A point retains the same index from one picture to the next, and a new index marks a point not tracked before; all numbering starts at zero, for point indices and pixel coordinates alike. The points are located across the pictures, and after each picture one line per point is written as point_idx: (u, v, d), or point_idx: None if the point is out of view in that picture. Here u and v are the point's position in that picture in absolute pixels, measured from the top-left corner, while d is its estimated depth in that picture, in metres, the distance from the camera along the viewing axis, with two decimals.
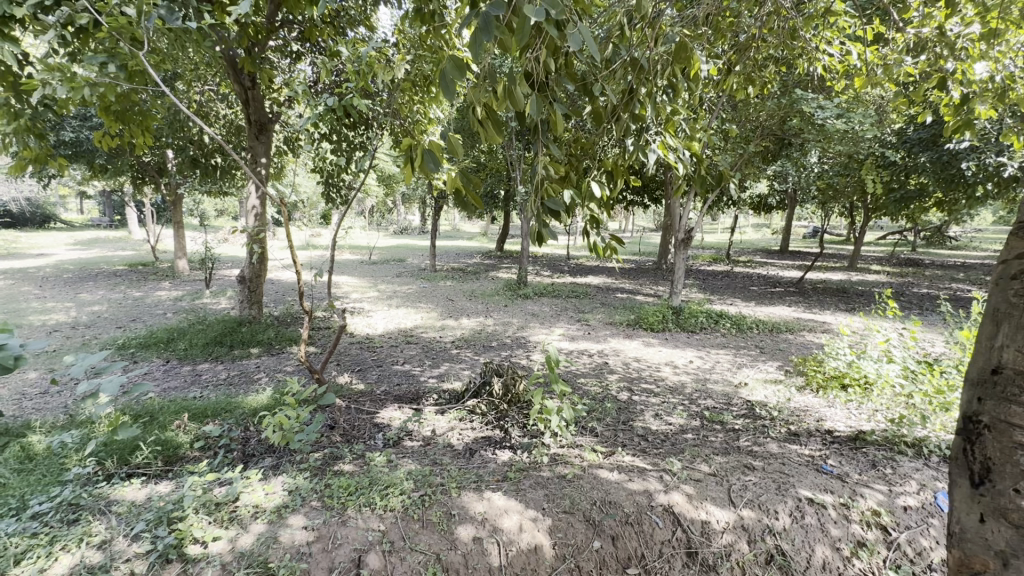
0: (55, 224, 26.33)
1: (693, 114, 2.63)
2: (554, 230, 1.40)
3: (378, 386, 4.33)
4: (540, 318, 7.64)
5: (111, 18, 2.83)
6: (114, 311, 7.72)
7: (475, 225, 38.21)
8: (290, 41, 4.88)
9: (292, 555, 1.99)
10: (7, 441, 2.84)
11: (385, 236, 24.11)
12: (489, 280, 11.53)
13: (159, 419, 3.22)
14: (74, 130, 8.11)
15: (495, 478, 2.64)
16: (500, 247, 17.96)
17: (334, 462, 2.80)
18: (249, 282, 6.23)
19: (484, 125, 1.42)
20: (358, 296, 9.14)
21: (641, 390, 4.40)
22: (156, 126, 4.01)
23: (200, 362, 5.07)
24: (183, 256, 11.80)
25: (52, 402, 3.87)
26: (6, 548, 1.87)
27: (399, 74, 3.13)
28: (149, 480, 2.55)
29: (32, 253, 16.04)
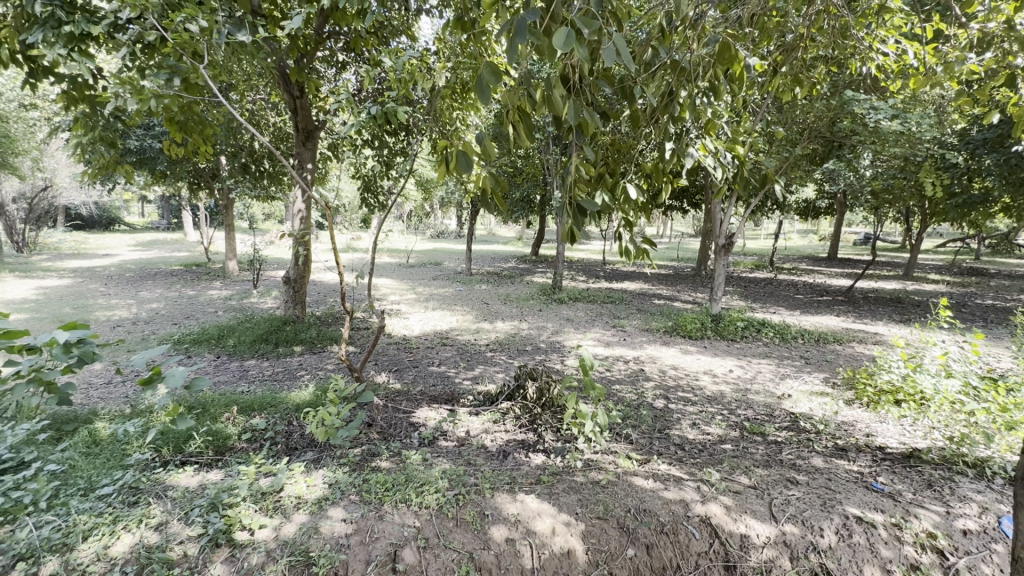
0: (120, 226, 28.27)
1: (737, 117, 2.58)
2: (583, 233, 1.42)
3: (414, 387, 4.42)
4: (575, 323, 7.61)
5: (175, 34, 3.03)
6: (170, 309, 8.20)
7: (512, 229, 38.41)
8: (336, 51, 5.09)
9: (331, 546, 2.06)
10: (77, 426, 3.08)
11: (422, 239, 24.58)
12: (524, 284, 11.55)
13: (210, 410, 3.41)
14: (139, 139, 8.69)
15: (529, 480, 2.65)
16: (535, 251, 17.97)
17: (371, 458, 2.88)
18: (293, 282, 6.49)
19: (517, 128, 1.47)
20: (396, 298, 9.34)
21: (677, 399, 4.31)
22: (212, 134, 4.27)
23: (247, 359, 5.32)
24: (233, 258, 12.40)
25: (116, 391, 4.16)
26: (75, 525, 2.03)
27: (439, 80, 3.20)
28: (201, 468, 2.70)
29: (99, 253, 17.22)
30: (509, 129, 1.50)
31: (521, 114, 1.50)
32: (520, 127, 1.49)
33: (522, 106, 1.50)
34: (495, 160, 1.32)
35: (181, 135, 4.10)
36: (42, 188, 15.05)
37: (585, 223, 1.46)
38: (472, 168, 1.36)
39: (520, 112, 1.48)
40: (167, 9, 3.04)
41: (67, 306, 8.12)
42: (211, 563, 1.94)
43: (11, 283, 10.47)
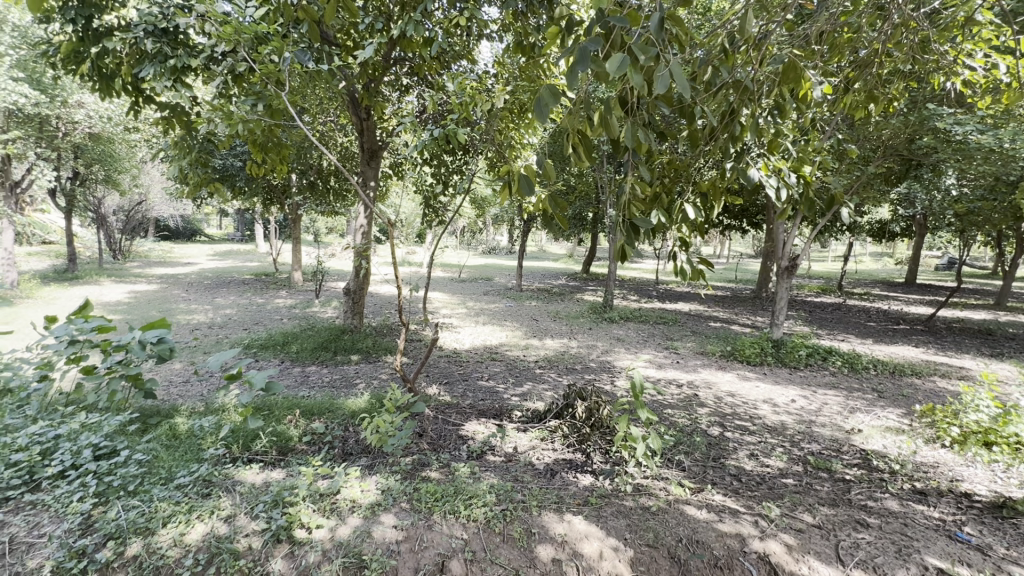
0: (201, 237, 30.85)
1: (804, 137, 2.49)
2: (638, 251, 1.41)
3: (464, 400, 4.49)
4: (626, 343, 7.47)
5: (262, 65, 3.33)
6: (241, 315, 8.81)
7: (563, 246, 38.39)
8: (401, 76, 5.36)
9: (383, 551, 2.12)
10: (160, 420, 3.36)
11: (475, 255, 25.02)
12: (574, 301, 11.47)
13: (275, 412, 3.62)
14: (223, 158, 9.50)
15: (576, 501, 2.62)
16: (586, 270, 17.82)
17: (421, 468, 2.96)
18: (353, 293, 6.80)
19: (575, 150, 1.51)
20: (448, 312, 9.54)
21: (734, 427, 4.12)
22: (287, 153, 4.63)
23: (308, 365, 5.61)
24: (298, 269, 13.16)
25: (192, 389, 4.52)
26: (156, 512, 2.22)
27: (498, 102, 3.31)
28: (266, 466, 2.86)
29: (183, 262, 18.82)
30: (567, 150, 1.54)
31: (580, 136, 1.54)
32: (578, 148, 1.53)
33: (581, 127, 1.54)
34: (555, 180, 1.35)
35: (261, 155, 4.47)
36: (138, 202, 16.66)
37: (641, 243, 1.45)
38: (531, 188, 1.41)
39: (579, 135, 1.52)
40: (256, 44, 3.34)
41: (153, 310, 8.90)
42: (272, 557, 2.06)
43: (108, 286, 11.62)
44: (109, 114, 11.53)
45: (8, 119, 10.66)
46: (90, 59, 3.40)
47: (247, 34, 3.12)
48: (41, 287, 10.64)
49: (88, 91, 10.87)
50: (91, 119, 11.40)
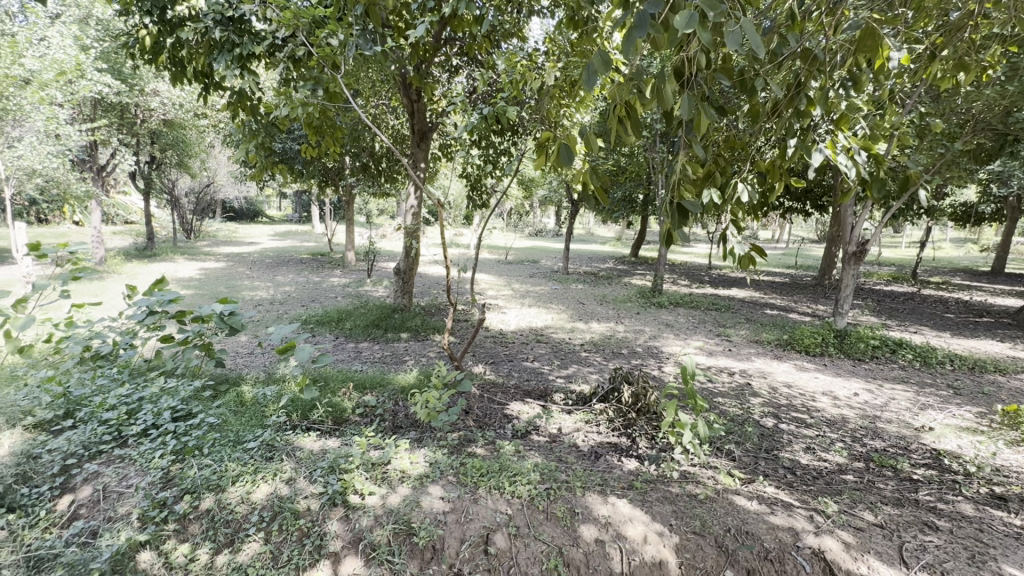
0: (263, 217, 32.60)
1: (879, 112, 2.28)
2: (685, 234, 1.38)
3: (509, 380, 4.55)
4: (675, 329, 7.28)
5: (320, 49, 3.43)
6: (299, 292, 9.27)
7: (611, 229, 37.61)
8: (450, 56, 5.34)
9: (431, 520, 2.20)
10: (229, 387, 3.62)
11: (522, 237, 24.97)
12: (622, 286, 11.24)
13: (331, 385, 3.82)
14: (282, 142, 9.92)
15: (621, 484, 2.60)
16: (635, 254, 17.39)
17: (468, 443, 3.03)
18: (403, 274, 6.99)
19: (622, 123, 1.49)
20: (494, 293, 9.62)
21: (789, 419, 3.95)
22: (340, 136, 4.77)
23: (361, 341, 5.85)
24: (351, 250, 13.64)
25: (256, 360, 4.83)
26: (227, 471, 2.41)
27: (550, 80, 3.24)
28: (322, 434, 3.03)
29: (247, 241, 19.93)
30: (614, 125, 1.52)
31: (628, 109, 1.51)
32: (626, 122, 1.50)
33: (629, 101, 1.51)
34: (597, 155, 1.34)
35: (317, 137, 4.62)
36: (206, 185, 17.69)
37: (688, 225, 1.42)
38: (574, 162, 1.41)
39: (626, 109, 1.49)
40: (313, 28, 3.43)
41: (221, 286, 9.49)
42: (329, 519, 2.19)
43: (182, 264, 12.49)
44: (181, 101, 12.23)
45: (94, 108, 11.54)
46: (167, 50, 3.62)
47: (305, 18, 3.21)
48: (124, 263, 11.58)
49: (162, 80, 11.55)
50: (164, 106, 12.13)
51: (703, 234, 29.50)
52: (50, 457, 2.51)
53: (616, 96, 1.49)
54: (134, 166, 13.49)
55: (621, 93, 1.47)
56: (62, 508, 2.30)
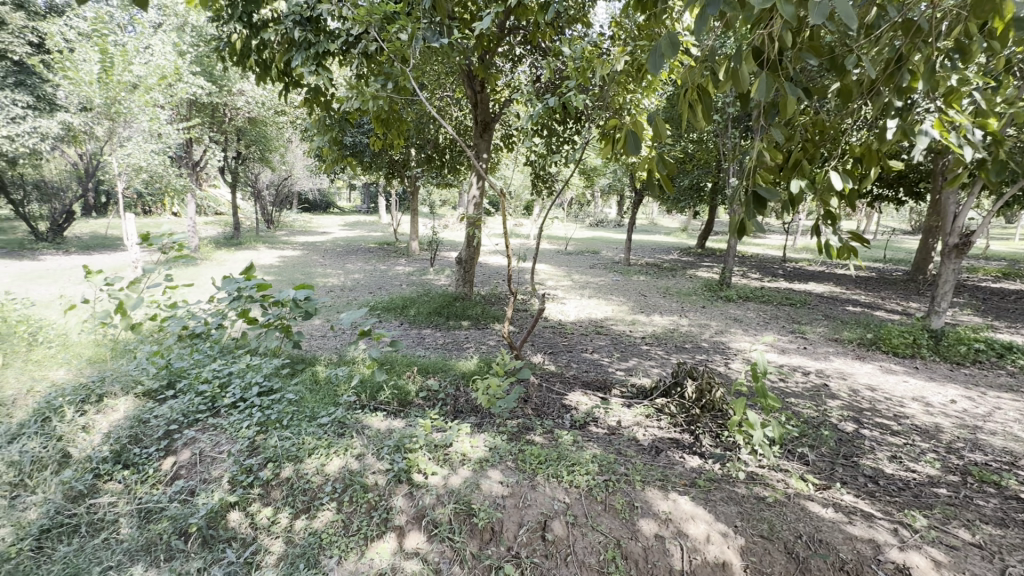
0: (336, 208, 34.43)
1: (996, 83, 2.02)
2: (760, 223, 1.32)
3: (568, 370, 4.55)
4: (744, 324, 6.92)
5: (391, 44, 3.56)
6: (367, 280, 9.74)
7: (676, 219, 36.19)
8: (514, 45, 5.31)
9: (490, 503, 2.25)
10: (305, 367, 3.88)
11: (582, 228, 24.63)
12: (686, 278, 10.82)
13: (397, 368, 3.99)
14: (353, 136, 10.40)
15: (683, 481, 2.53)
16: (702, 245, 16.65)
17: (526, 431, 3.06)
18: (464, 263, 7.14)
19: (694, 108, 1.44)
20: (553, 284, 9.59)
21: (872, 424, 3.65)
22: (406, 128, 4.94)
23: (424, 327, 6.06)
24: (415, 240, 14.09)
25: (329, 342, 5.15)
26: (304, 443, 2.59)
27: (618, 64, 3.15)
28: (389, 415, 3.18)
29: (319, 231, 21.18)
30: (684, 110, 1.47)
31: (700, 94, 1.45)
32: (697, 106, 1.45)
33: (701, 85, 1.46)
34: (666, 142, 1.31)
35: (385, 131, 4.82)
36: (284, 178, 18.88)
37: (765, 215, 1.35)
38: (641, 150, 1.40)
39: (698, 93, 1.44)
40: (384, 23, 3.55)
41: (297, 273, 10.14)
42: (394, 494, 2.30)
43: (263, 252, 13.50)
44: (264, 99, 13.09)
45: (190, 108, 12.67)
46: (256, 53, 3.91)
47: (377, 15, 3.35)
48: (215, 251, 12.68)
49: (247, 80, 12.44)
50: (249, 105, 13.05)
51: (778, 225, 27.67)
52: (157, 422, 2.82)
53: (688, 81, 1.44)
54: (222, 161, 14.66)
55: (693, 77, 1.43)
56: (166, 468, 2.58)
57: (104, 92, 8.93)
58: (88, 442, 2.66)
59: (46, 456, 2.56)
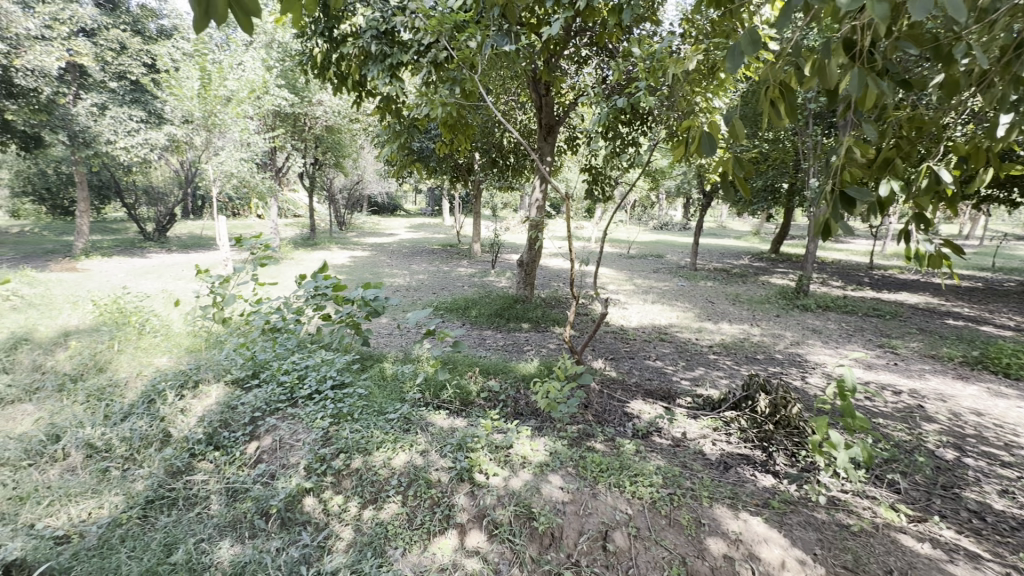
0: (402, 211, 35.83)
1: None
2: (844, 227, 1.25)
3: (630, 377, 4.44)
4: (824, 336, 6.43)
5: (460, 52, 3.66)
6: (431, 280, 10.04)
7: (747, 222, 34.32)
8: (579, 48, 5.27)
9: (550, 508, 2.24)
10: (374, 363, 4.06)
11: (646, 231, 23.99)
12: (759, 285, 10.22)
13: (460, 368, 4.08)
14: (421, 142, 10.77)
15: (754, 501, 2.39)
16: (776, 249, 15.68)
17: (587, 438, 3.03)
18: (526, 266, 7.18)
19: (775, 106, 1.37)
20: (615, 288, 9.40)
21: (977, 453, 3.26)
22: (472, 133, 5.05)
23: (485, 329, 6.16)
24: (477, 242, 14.35)
25: (395, 340, 5.36)
26: (373, 437, 2.72)
27: (691, 63, 3.03)
28: (451, 413, 3.26)
29: (387, 233, 22.08)
30: (763, 108, 1.41)
31: (780, 91, 1.39)
32: (778, 103, 1.38)
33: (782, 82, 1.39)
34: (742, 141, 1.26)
35: (451, 136, 4.96)
36: (356, 182, 19.90)
37: (850, 219, 1.26)
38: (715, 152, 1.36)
39: (779, 90, 1.37)
40: (454, 32, 3.66)
41: (366, 273, 10.63)
42: (456, 492, 2.35)
43: (337, 252, 14.32)
44: (340, 109, 13.87)
45: (275, 118, 13.69)
46: (337, 66, 4.17)
47: (448, 24, 3.46)
48: (294, 251, 13.57)
49: (325, 91, 13.24)
50: (327, 114, 13.89)
51: (864, 229, 25.52)
52: (243, 408, 3.07)
53: (769, 77, 1.38)
54: (301, 167, 15.68)
55: (773, 74, 1.37)
56: (251, 451, 2.80)
57: (203, 106, 9.83)
58: (186, 423, 2.98)
59: (151, 433, 2.90)
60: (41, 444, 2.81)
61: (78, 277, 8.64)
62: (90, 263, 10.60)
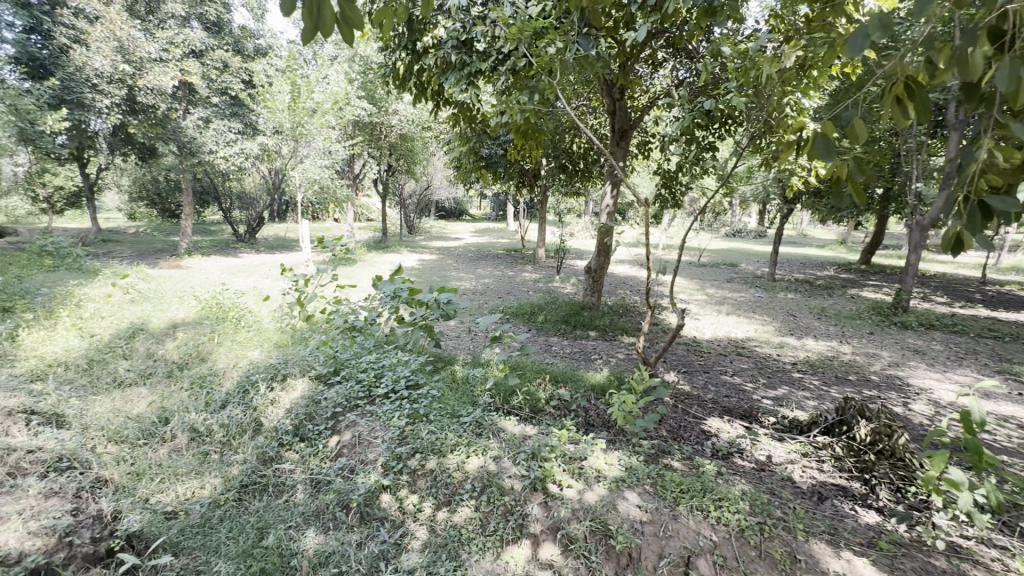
0: (467, 217, 36.67)
1: None
2: (980, 238, 1.12)
3: (706, 393, 4.22)
4: (928, 357, 5.79)
5: (539, 57, 3.66)
6: (496, 285, 10.15)
7: (832, 231, 31.81)
8: (657, 50, 5.12)
9: (628, 527, 2.15)
10: (445, 365, 4.14)
11: (718, 239, 22.86)
12: (847, 299, 9.41)
13: (529, 374, 4.06)
14: (491, 148, 10.93)
15: (858, 539, 2.17)
16: (867, 260, 14.39)
17: (664, 454, 2.90)
18: (593, 272, 7.05)
19: (902, 105, 1.24)
20: (686, 297, 9.02)
21: None
22: (543, 139, 5.05)
23: (552, 335, 6.11)
24: (542, 247, 14.33)
25: (464, 343, 5.45)
26: (446, 439, 2.76)
27: (790, 61, 2.82)
28: (521, 419, 3.25)
29: (453, 237, 22.61)
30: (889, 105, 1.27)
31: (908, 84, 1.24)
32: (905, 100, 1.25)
33: (913, 73, 1.24)
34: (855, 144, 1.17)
35: (523, 142, 4.98)
36: (426, 188, 20.58)
37: (987, 228, 1.13)
38: (832, 156, 1.32)
39: (908, 85, 1.22)
40: (533, 39, 3.67)
41: (435, 276, 10.94)
42: (530, 501, 2.32)
43: (406, 255, 14.87)
44: (414, 117, 14.43)
45: (354, 128, 14.47)
46: (418, 76, 4.31)
47: (527, 30, 3.46)
48: (367, 254, 14.25)
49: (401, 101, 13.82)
50: (402, 123, 14.47)
51: None
52: (327, 404, 3.24)
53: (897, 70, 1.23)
54: (377, 174, 16.47)
55: (901, 68, 1.20)
56: (332, 445, 2.93)
57: (292, 118, 10.58)
58: (275, 414, 3.19)
59: (245, 422, 3.13)
60: (153, 425, 3.11)
61: (183, 274, 9.55)
62: (192, 261, 11.69)
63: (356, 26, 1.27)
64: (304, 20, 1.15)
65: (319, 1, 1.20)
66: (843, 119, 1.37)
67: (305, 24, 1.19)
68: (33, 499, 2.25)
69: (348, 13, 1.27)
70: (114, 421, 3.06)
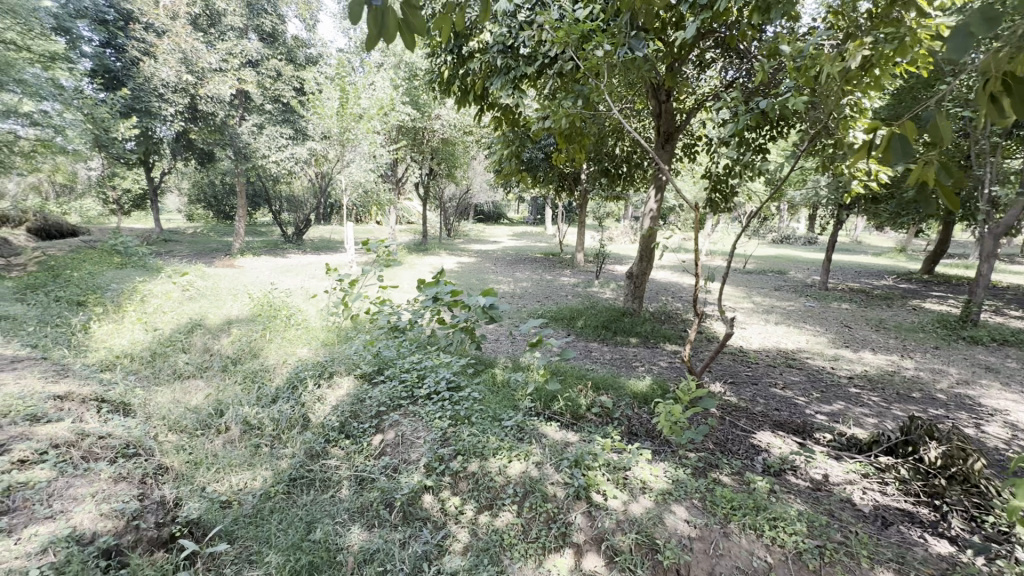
0: (505, 220, 36.85)
1: None
2: None
3: (754, 405, 4.05)
4: (1002, 376, 5.36)
5: (586, 61, 3.62)
6: (535, 289, 10.12)
7: (889, 238, 30.05)
8: (706, 51, 4.98)
9: (677, 542, 2.08)
10: (485, 369, 4.15)
11: (765, 245, 22.02)
12: (908, 310, 8.85)
13: (570, 380, 4.02)
14: (531, 152, 10.94)
15: (929, 571, 2.01)
16: (930, 269, 13.49)
17: (711, 468, 2.80)
18: (635, 278, 6.91)
19: (996, 103, 1.13)
20: (731, 305, 8.72)
21: None
22: (587, 143, 5.00)
23: (591, 341, 6.04)
24: (581, 252, 14.22)
25: (503, 347, 5.46)
26: (488, 443, 2.76)
27: (856, 60, 2.67)
28: (562, 426, 3.21)
29: (492, 241, 22.78)
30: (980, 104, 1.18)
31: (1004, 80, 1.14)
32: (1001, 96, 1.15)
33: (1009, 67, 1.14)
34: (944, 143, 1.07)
35: (566, 145, 4.95)
36: (466, 191, 20.81)
37: None
38: (910, 159, 1.23)
39: (1003, 81, 1.12)
40: (581, 42, 3.64)
41: (474, 279, 11.02)
42: (573, 510, 2.28)
43: (445, 258, 15.06)
44: (456, 121, 14.62)
45: (398, 133, 14.81)
46: (463, 81, 4.34)
47: (575, 33, 3.43)
48: (408, 256, 14.53)
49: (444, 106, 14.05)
50: (444, 128, 14.70)
51: None
52: (371, 403, 3.30)
53: (989, 66, 1.14)
54: (418, 178, 16.79)
55: (997, 62, 1.11)
56: (377, 443, 2.99)
57: (340, 123, 10.94)
58: (323, 411, 3.29)
59: (294, 417, 3.24)
60: (211, 417, 3.26)
61: (236, 273, 10.03)
62: (245, 261, 12.26)
63: (418, 32, 1.30)
64: (368, 26, 1.18)
65: (384, 9, 1.22)
66: (924, 119, 1.27)
67: (370, 30, 1.22)
68: (104, 482, 2.39)
69: (411, 19, 1.29)
70: (175, 412, 3.23)
